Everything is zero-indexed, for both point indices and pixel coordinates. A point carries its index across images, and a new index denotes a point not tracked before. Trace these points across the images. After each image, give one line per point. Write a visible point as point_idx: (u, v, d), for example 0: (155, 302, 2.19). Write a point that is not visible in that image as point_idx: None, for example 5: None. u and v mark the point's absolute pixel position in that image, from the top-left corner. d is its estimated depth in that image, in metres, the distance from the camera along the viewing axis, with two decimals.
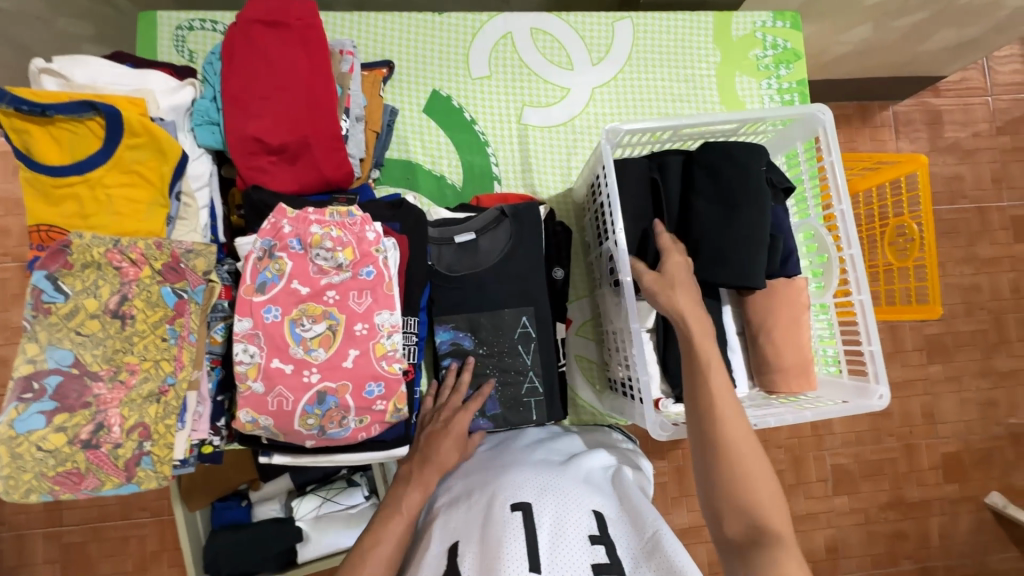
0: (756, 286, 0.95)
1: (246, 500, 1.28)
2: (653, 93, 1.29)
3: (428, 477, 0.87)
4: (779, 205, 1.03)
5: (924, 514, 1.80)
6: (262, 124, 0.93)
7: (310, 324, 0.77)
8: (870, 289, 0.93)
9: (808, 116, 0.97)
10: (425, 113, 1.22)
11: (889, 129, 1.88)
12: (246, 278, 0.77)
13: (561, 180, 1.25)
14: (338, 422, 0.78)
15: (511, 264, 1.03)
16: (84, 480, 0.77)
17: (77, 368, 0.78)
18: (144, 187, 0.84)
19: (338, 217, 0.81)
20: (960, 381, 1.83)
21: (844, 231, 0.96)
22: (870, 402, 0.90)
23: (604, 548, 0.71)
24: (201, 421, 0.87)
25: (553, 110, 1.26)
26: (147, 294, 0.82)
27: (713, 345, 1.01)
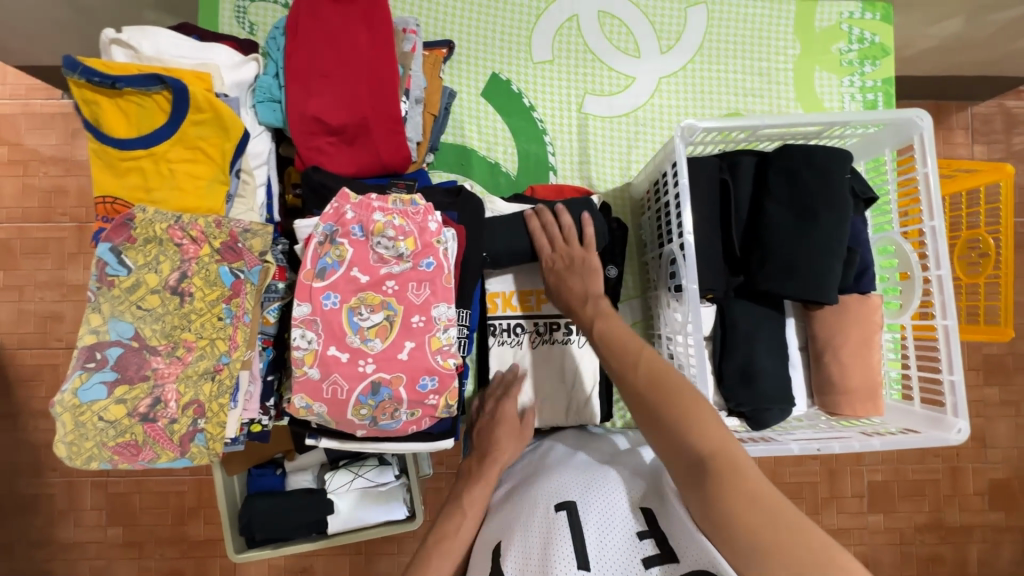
0: (827, 301, 0.89)
1: (280, 468, 1.31)
2: (724, 86, 1.21)
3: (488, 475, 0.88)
4: (858, 217, 0.96)
5: (964, 540, 1.72)
6: (322, 103, 0.91)
7: (367, 313, 0.76)
8: (958, 314, 0.85)
9: (903, 122, 0.89)
10: (482, 97, 1.18)
11: (966, 132, 1.73)
12: (306, 262, 0.76)
13: (619, 173, 1.19)
14: (390, 414, 0.77)
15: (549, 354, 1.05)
16: (142, 452, 0.78)
17: (137, 341, 0.79)
18: (205, 164, 0.83)
19: (401, 205, 0.78)
20: (1018, 406, 1.72)
21: (933, 248, 0.87)
22: (946, 435, 0.83)
23: (652, 540, 0.70)
24: (252, 401, 0.86)
25: (616, 99, 1.20)
26: (206, 272, 0.82)
27: (776, 361, 0.95)
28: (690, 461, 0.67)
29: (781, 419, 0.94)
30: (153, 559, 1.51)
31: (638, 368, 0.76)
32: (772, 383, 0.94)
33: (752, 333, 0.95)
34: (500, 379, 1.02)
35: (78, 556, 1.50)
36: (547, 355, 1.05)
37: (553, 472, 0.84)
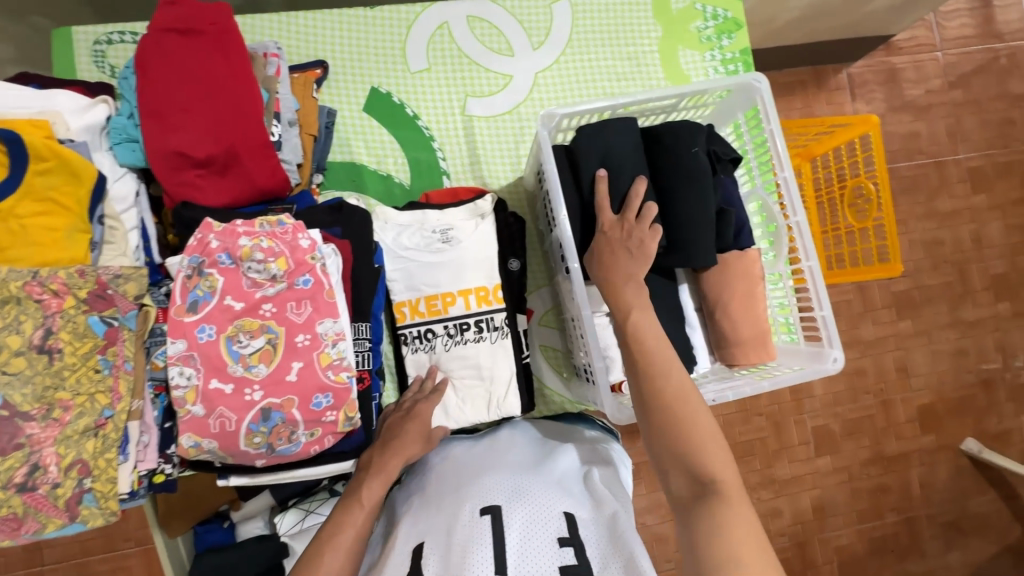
0: (705, 265, 0.94)
1: (228, 520, 1.25)
2: (597, 73, 1.27)
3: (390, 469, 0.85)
4: (727, 177, 1.01)
5: (905, 466, 1.84)
6: (184, 137, 0.88)
7: (247, 340, 0.74)
8: (818, 254, 0.93)
9: (745, 86, 0.96)
10: (365, 112, 1.19)
11: (845, 92, 1.88)
12: (176, 298, 0.74)
13: (511, 169, 1.22)
14: (287, 438, 0.75)
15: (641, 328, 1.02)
16: (24, 524, 0.74)
17: (6, 409, 0.74)
18: (58, 213, 0.79)
19: (268, 226, 0.77)
20: (930, 334, 1.87)
21: (789, 198, 0.95)
22: (823, 365, 0.90)
23: (572, 549, 0.73)
24: (147, 451, 0.84)
25: (497, 98, 1.23)
26: (73, 325, 0.78)
27: (673, 323, 1.00)
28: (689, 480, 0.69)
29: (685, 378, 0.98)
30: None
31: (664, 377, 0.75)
32: (672, 345, 0.98)
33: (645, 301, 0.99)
34: (420, 385, 1.03)
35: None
36: (465, 354, 1.04)
37: (483, 477, 0.85)
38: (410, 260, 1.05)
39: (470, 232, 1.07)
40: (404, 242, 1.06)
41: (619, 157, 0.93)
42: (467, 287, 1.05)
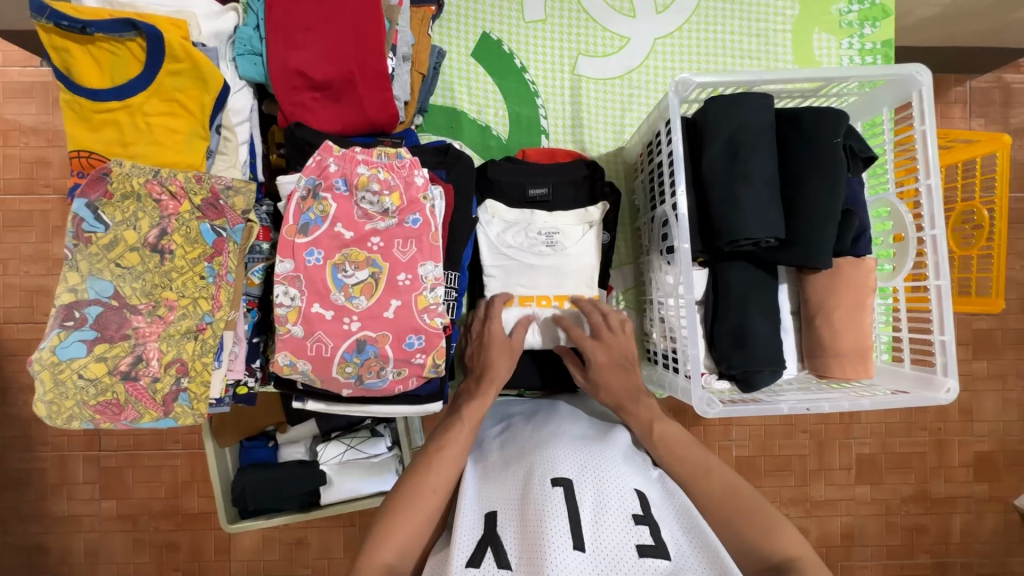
0: (820, 266, 0.89)
1: (273, 441, 1.28)
2: (719, 47, 1.18)
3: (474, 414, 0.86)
4: (855, 177, 0.94)
5: (949, 510, 1.74)
6: (306, 57, 0.87)
7: (352, 271, 0.74)
8: (951, 274, 0.84)
9: (902, 78, 0.87)
10: (473, 57, 1.15)
11: (962, 106, 1.69)
12: (289, 218, 0.74)
13: (613, 137, 1.17)
14: (376, 372, 0.75)
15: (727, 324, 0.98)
16: (124, 411, 0.77)
17: (117, 300, 0.78)
18: (184, 117, 0.80)
19: (386, 158, 0.76)
20: (1005, 380, 1.74)
21: (928, 209, 0.86)
22: (935, 395, 0.83)
23: (648, 529, 0.70)
24: (237, 361, 0.85)
25: (609, 61, 1.17)
26: (186, 229, 0.80)
27: (767, 323, 0.94)
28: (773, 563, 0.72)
29: (771, 382, 0.94)
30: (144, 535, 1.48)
31: (712, 484, 0.80)
32: (764, 345, 0.93)
33: (745, 296, 0.94)
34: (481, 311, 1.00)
35: (70, 532, 1.48)
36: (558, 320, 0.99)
37: (550, 444, 0.80)
38: (511, 259, 1.02)
39: (576, 239, 1.03)
40: (507, 240, 1.02)
41: (751, 134, 0.87)
42: (562, 295, 1.01)
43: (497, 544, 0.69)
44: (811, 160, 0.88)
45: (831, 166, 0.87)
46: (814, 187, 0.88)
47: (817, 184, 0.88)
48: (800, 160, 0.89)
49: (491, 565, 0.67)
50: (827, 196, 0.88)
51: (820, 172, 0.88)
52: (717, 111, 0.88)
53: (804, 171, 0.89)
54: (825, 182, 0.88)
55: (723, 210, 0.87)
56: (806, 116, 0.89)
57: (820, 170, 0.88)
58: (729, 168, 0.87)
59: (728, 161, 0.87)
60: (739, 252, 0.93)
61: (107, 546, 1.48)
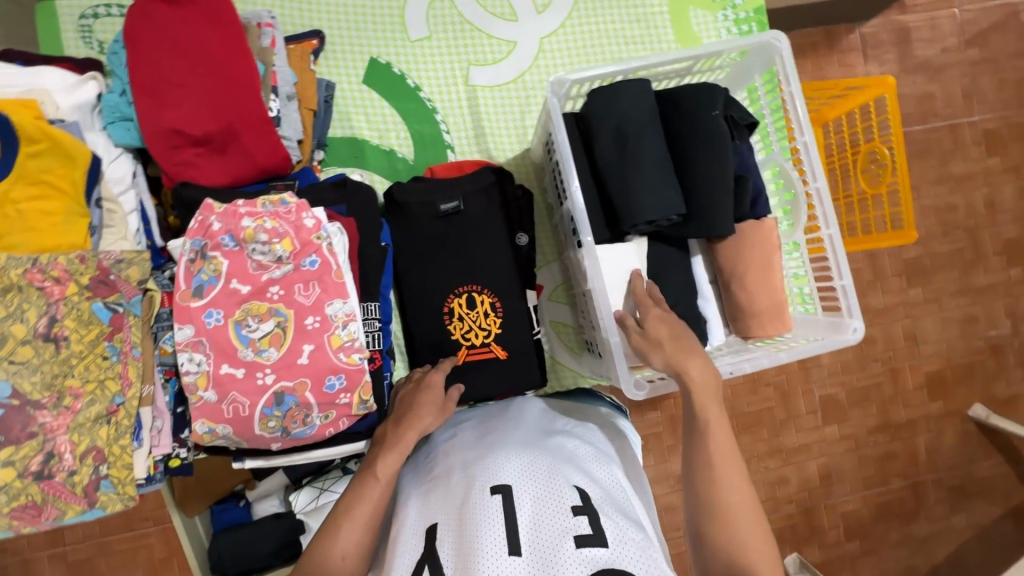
0: (723, 233, 0.93)
1: (243, 499, 1.25)
2: (605, 37, 1.21)
3: (403, 443, 0.81)
4: (742, 143, 0.97)
5: (912, 433, 1.82)
6: (179, 114, 0.85)
7: (256, 324, 0.72)
8: (839, 222, 0.88)
9: (763, 45, 0.91)
10: (365, 84, 1.15)
11: (857, 52, 1.76)
12: (180, 283, 0.72)
13: (517, 140, 1.18)
14: (302, 421, 0.74)
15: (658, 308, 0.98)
16: (44, 511, 0.74)
17: (17, 399, 0.73)
18: (56, 197, 0.77)
19: (271, 207, 0.74)
20: (940, 302, 1.82)
21: (809, 164, 0.90)
22: (844, 336, 0.87)
23: (587, 519, 0.71)
24: (162, 436, 0.83)
25: (501, 67, 1.18)
26: (78, 312, 0.76)
27: (682, 300, 0.98)
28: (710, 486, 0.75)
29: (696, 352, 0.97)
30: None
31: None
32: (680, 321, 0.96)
33: (658, 275, 0.98)
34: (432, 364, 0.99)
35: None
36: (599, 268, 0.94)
37: (491, 451, 0.81)
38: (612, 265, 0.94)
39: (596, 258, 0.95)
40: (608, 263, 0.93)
41: (633, 122, 0.90)
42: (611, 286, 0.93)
43: (434, 562, 0.70)
44: (694, 136, 0.92)
45: (717, 138, 0.91)
46: (704, 162, 0.91)
47: (708, 162, 0.91)
48: (685, 139, 0.93)
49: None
50: (715, 169, 0.91)
51: (706, 146, 0.91)
52: (597, 104, 0.90)
53: (689, 148, 0.92)
54: (712, 154, 0.91)
55: (619, 199, 0.90)
56: (682, 95, 0.93)
57: (705, 146, 0.91)
58: (620, 157, 0.90)
59: (619, 150, 0.90)
60: (647, 233, 0.96)
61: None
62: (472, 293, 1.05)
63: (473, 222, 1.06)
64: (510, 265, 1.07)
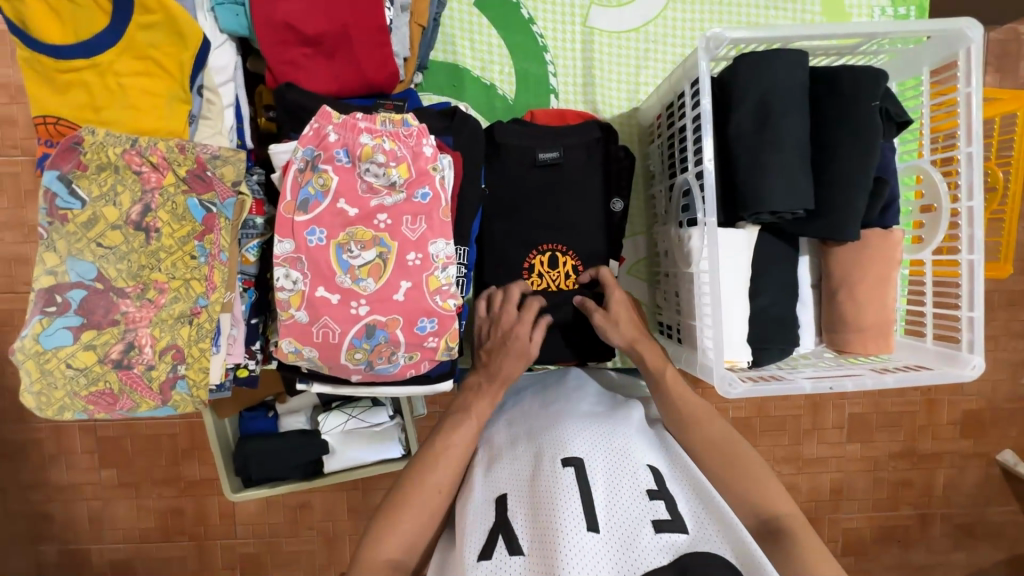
0: (847, 237, 0.85)
1: (272, 411, 1.18)
2: None
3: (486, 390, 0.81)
4: (887, 142, 0.88)
5: (934, 466, 1.63)
6: (295, 7, 0.78)
7: (358, 251, 0.68)
8: (985, 248, 0.80)
9: (948, 35, 0.80)
10: (476, 7, 1.05)
11: None
12: (285, 194, 0.67)
13: (627, 97, 1.09)
14: (387, 358, 0.71)
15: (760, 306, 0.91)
16: (119, 401, 0.73)
17: (101, 283, 0.71)
18: (161, 77, 0.72)
19: (391, 126, 0.69)
20: (997, 341, 1.62)
21: (966, 178, 0.81)
22: (960, 371, 0.81)
23: (665, 503, 0.67)
24: (236, 345, 0.80)
25: (625, 11, 1.07)
26: (172, 205, 0.73)
27: (781, 301, 0.92)
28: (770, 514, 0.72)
29: (783, 358, 0.92)
30: (119, 524, 1.33)
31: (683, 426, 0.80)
32: (774, 322, 0.91)
33: (762, 268, 0.91)
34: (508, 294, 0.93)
35: (45, 535, 1.32)
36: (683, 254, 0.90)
37: (559, 423, 0.78)
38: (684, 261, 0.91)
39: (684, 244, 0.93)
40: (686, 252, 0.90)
41: (783, 96, 0.80)
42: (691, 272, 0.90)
43: (508, 531, 0.66)
44: (843, 124, 0.83)
45: (870, 131, 0.82)
46: (848, 157, 0.83)
47: (851, 156, 0.82)
48: (830, 126, 0.84)
49: (503, 553, 0.64)
50: (856, 166, 0.83)
51: (854, 139, 0.82)
52: (749, 70, 0.80)
53: (836, 137, 0.83)
54: (859, 149, 0.82)
55: (748, 181, 0.82)
56: (841, 74, 0.82)
57: (852, 139, 0.82)
58: (759, 133, 0.81)
59: (758, 126, 0.81)
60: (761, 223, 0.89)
61: (86, 542, 1.33)
62: (556, 253, 1.00)
63: (572, 177, 0.99)
64: (599, 230, 1.00)
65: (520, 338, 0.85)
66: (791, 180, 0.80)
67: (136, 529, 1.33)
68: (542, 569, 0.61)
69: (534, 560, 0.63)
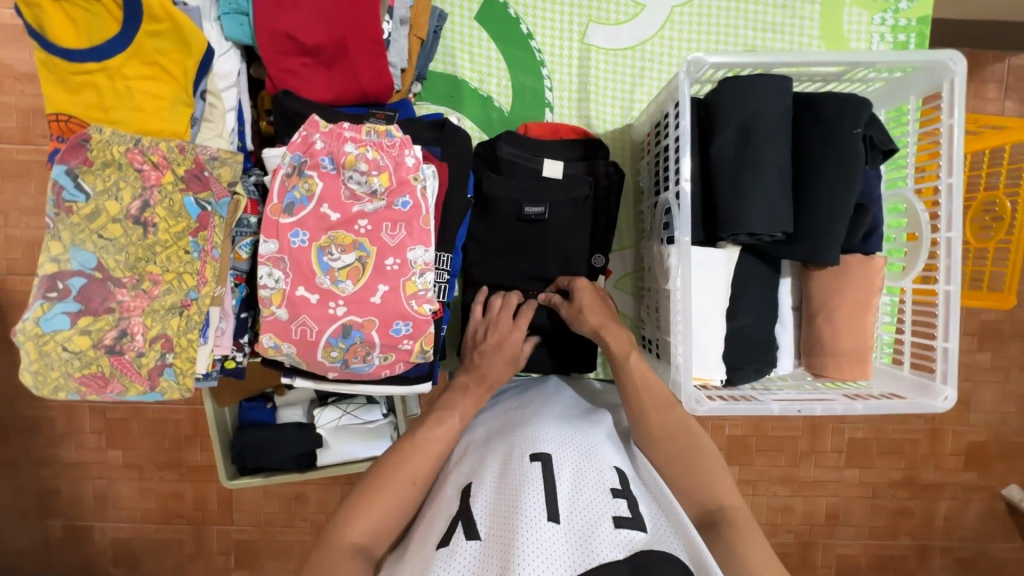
0: (827, 262, 0.86)
1: (271, 402, 1.21)
2: (741, 18, 1.10)
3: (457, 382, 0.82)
4: (872, 169, 0.88)
5: (936, 496, 1.60)
6: (295, 18, 0.82)
7: (338, 254, 0.72)
8: (962, 279, 0.80)
9: (934, 65, 0.80)
10: (477, 21, 1.08)
11: None
12: (273, 196, 0.71)
13: (621, 113, 1.11)
14: (362, 357, 0.74)
15: (740, 326, 0.92)
16: (109, 384, 0.77)
17: (100, 272, 0.76)
18: (166, 81, 0.77)
19: (376, 137, 0.72)
20: (1005, 372, 1.58)
21: (946, 208, 0.81)
22: (932, 402, 0.81)
23: (626, 502, 0.69)
24: (224, 336, 0.85)
25: (622, 30, 1.10)
26: (170, 202, 0.77)
27: (759, 321, 0.93)
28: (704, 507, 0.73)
29: (757, 378, 0.93)
30: (122, 503, 1.38)
31: (655, 432, 0.79)
32: (751, 342, 0.92)
33: (739, 287, 0.92)
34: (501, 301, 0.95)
35: (53, 510, 1.38)
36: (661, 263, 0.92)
37: (531, 422, 0.80)
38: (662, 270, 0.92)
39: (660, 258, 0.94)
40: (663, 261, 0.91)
41: (764, 120, 0.82)
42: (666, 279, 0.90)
43: (467, 518, 0.68)
44: (826, 149, 0.83)
45: (853, 157, 0.82)
46: (827, 183, 0.83)
47: (833, 182, 0.83)
48: (812, 152, 0.85)
49: (462, 537, 0.65)
50: (836, 193, 0.83)
51: (835, 167, 0.83)
52: (731, 94, 0.82)
53: (818, 164, 0.84)
54: (839, 177, 0.83)
55: (727, 203, 0.83)
56: (825, 100, 0.83)
57: (834, 167, 0.83)
58: (738, 157, 0.82)
59: (739, 149, 0.82)
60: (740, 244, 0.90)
61: (91, 519, 1.38)
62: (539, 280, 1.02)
63: (553, 227, 0.98)
64: (584, 231, 0.99)
65: (512, 346, 0.90)
66: (768, 202, 0.81)
67: (138, 509, 1.38)
68: (498, 552, 0.62)
69: (491, 543, 0.64)
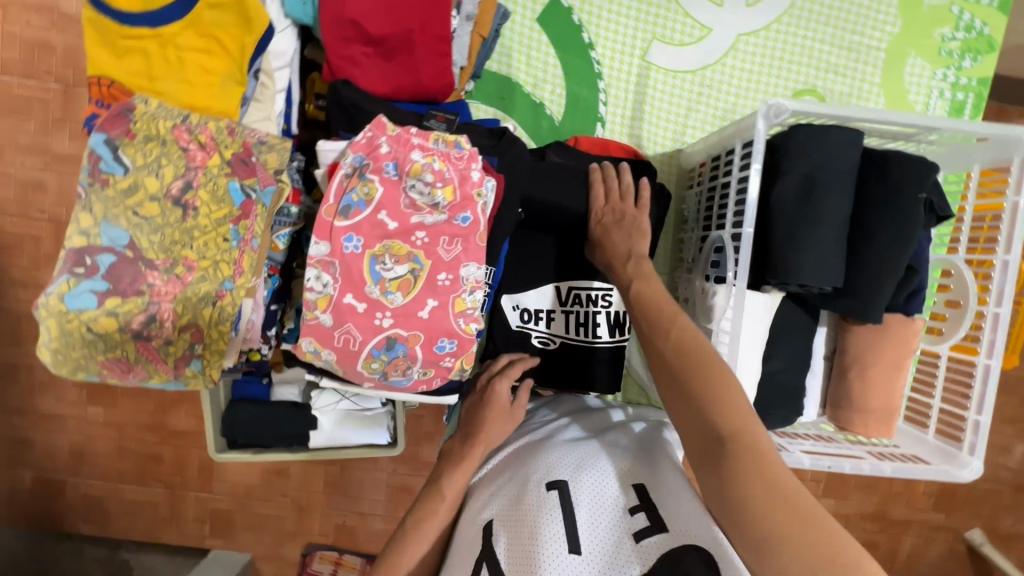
0: (870, 318, 0.86)
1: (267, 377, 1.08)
2: (806, 56, 1.08)
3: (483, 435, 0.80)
4: (925, 232, 0.88)
5: (904, 528, 1.53)
6: (362, 6, 0.77)
7: (391, 264, 0.69)
8: (1004, 357, 0.82)
9: (1006, 140, 0.80)
10: (538, 23, 1.04)
11: None
12: (330, 197, 0.68)
13: (672, 138, 1.09)
14: (402, 371, 0.72)
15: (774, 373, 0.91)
16: (132, 370, 0.74)
17: (132, 251, 0.71)
18: (220, 57, 0.72)
19: (444, 146, 0.70)
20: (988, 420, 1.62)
21: (998, 283, 0.82)
22: (957, 471, 0.82)
23: (644, 514, 0.65)
24: (253, 330, 0.80)
25: (685, 51, 1.07)
26: (214, 186, 0.73)
27: (792, 369, 0.92)
28: (709, 436, 0.62)
29: (784, 425, 0.93)
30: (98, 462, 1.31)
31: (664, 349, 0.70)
32: (783, 390, 0.92)
33: (779, 332, 0.91)
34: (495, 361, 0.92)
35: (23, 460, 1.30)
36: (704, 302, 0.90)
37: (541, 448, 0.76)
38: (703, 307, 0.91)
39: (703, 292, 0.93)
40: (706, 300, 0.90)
41: (831, 174, 0.80)
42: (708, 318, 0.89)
43: (492, 560, 0.65)
44: (888, 206, 0.82)
45: (914, 219, 0.81)
46: (883, 244, 0.83)
47: (890, 242, 0.82)
48: (871, 209, 0.84)
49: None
50: (893, 254, 0.82)
51: (893, 228, 0.82)
52: (804, 141, 0.80)
53: (878, 222, 0.83)
54: (895, 237, 0.82)
55: (783, 252, 0.82)
56: (893, 161, 0.82)
57: (892, 228, 0.82)
58: (801, 208, 0.81)
59: (803, 199, 0.81)
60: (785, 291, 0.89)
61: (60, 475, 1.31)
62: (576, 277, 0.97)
63: None
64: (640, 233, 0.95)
65: (500, 393, 0.83)
66: (824, 257, 0.80)
67: (115, 469, 1.31)
68: None
69: None
